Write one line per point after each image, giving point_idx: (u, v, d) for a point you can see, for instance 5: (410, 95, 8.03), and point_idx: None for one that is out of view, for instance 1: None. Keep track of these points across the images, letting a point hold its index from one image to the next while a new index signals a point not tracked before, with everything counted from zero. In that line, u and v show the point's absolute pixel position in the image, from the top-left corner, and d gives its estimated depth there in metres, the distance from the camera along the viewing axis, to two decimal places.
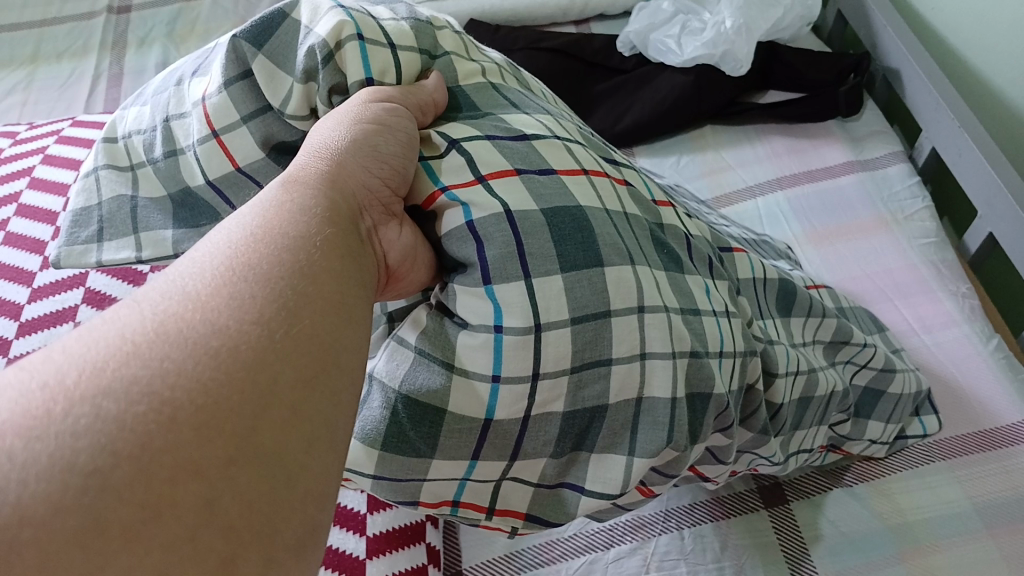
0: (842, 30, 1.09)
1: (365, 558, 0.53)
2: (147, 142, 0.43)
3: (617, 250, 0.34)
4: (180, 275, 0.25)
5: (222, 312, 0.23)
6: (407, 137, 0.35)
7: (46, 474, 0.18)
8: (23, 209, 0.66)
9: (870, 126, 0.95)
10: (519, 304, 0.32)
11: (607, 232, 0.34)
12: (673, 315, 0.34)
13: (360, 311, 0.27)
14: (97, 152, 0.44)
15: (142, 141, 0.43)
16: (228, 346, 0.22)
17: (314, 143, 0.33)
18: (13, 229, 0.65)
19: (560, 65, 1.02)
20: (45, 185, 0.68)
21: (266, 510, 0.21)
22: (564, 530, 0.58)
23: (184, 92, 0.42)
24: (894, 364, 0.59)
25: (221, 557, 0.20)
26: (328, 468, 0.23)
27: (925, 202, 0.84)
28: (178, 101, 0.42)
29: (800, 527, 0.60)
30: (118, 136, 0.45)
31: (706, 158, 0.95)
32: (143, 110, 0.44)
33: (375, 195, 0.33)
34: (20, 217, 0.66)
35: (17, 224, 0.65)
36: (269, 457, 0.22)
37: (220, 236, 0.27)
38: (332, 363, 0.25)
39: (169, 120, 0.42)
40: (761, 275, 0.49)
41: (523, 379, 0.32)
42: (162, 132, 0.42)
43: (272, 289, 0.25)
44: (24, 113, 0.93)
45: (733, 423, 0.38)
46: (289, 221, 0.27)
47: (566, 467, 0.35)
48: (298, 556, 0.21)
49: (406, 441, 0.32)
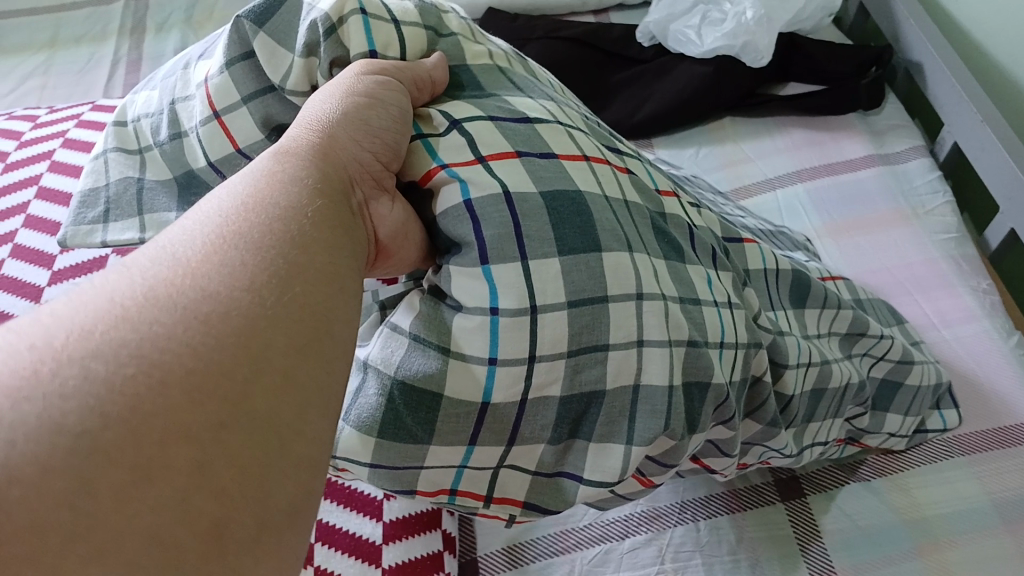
0: (863, 22, 1.08)
1: (381, 543, 0.53)
2: (153, 125, 0.43)
3: (616, 236, 0.34)
4: (169, 242, 0.25)
5: (213, 278, 0.23)
6: (400, 112, 0.35)
7: (34, 434, 0.19)
8: (44, 191, 0.67)
9: (890, 120, 0.94)
10: (514, 285, 0.32)
11: (605, 218, 0.34)
12: (670, 304, 0.34)
13: (351, 282, 0.27)
14: (108, 135, 0.44)
15: (150, 124, 0.44)
16: (219, 311, 0.23)
17: (306, 117, 0.33)
18: (33, 212, 0.66)
19: (579, 55, 1.02)
20: (63, 169, 0.69)
21: (259, 470, 0.21)
22: (579, 520, 0.59)
23: (190, 75, 0.43)
24: (911, 355, 0.59)
25: (213, 520, 0.20)
26: (321, 434, 0.24)
27: (946, 196, 0.83)
28: (184, 84, 0.43)
29: (817, 521, 0.60)
30: (128, 120, 0.45)
31: (726, 150, 0.94)
32: (156, 92, 0.45)
33: (367, 170, 0.33)
34: (40, 200, 0.67)
35: (38, 207, 0.66)
36: (258, 422, 0.22)
37: (211, 205, 0.27)
38: (326, 332, 0.25)
39: (175, 103, 0.42)
40: (772, 266, 0.48)
41: (520, 360, 0.32)
42: (169, 115, 0.42)
43: (264, 257, 0.25)
44: (42, 98, 0.94)
45: (734, 415, 0.37)
46: (281, 193, 0.28)
47: (563, 454, 0.35)
48: (291, 523, 0.22)
49: (403, 427, 0.32)
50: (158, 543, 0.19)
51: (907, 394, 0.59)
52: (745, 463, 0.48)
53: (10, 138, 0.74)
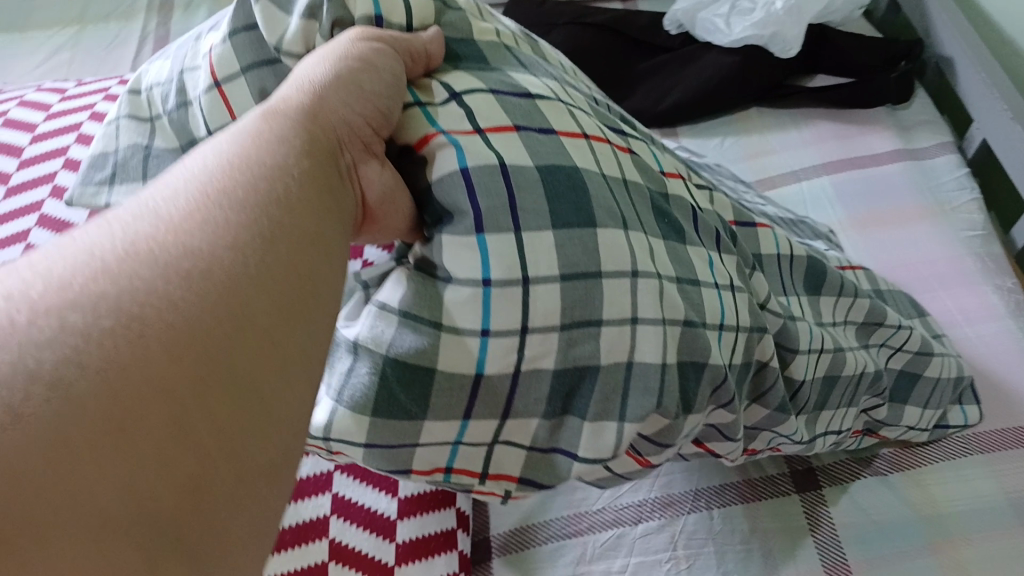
0: (895, 15, 1.06)
1: (396, 518, 0.54)
2: (163, 94, 0.44)
3: (611, 213, 0.34)
4: (153, 198, 0.25)
5: (196, 235, 0.24)
6: (394, 78, 0.34)
7: (9, 381, 0.19)
8: (72, 162, 0.69)
9: (919, 115, 0.92)
10: (507, 256, 0.32)
11: (602, 195, 0.34)
12: (665, 283, 0.35)
13: (336, 244, 0.28)
14: (122, 102, 0.46)
15: (160, 93, 0.44)
16: (200, 268, 0.23)
17: (300, 76, 0.33)
18: (60, 182, 0.67)
19: (604, 42, 1.01)
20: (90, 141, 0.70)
21: (233, 425, 0.22)
22: (593, 503, 0.59)
23: (200, 46, 0.43)
24: (932, 346, 0.58)
25: (188, 471, 0.21)
26: (296, 389, 0.25)
27: (973, 193, 0.82)
28: (193, 55, 0.43)
29: (833, 515, 0.60)
30: (143, 88, 0.46)
31: (751, 141, 0.94)
32: (167, 61, 0.45)
33: (359, 133, 0.33)
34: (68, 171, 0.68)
35: (66, 177, 0.67)
36: (234, 377, 0.23)
37: (197, 162, 0.27)
38: (305, 291, 0.26)
39: (183, 73, 0.43)
40: (786, 252, 0.48)
41: (512, 331, 0.32)
42: (177, 84, 0.43)
43: (247, 216, 0.25)
44: (70, 73, 0.95)
45: (735, 397, 0.37)
46: (269, 153, 0.28)
47: (555, 430, 0.35)
48: (266, 475, 0.23)
49: (398, 404, 0.33)
50: (131, 495, 0.20)
51: (927, 385, 0.59)
52: (755, 449, 0.48)
53: (38, 110, 0.75)
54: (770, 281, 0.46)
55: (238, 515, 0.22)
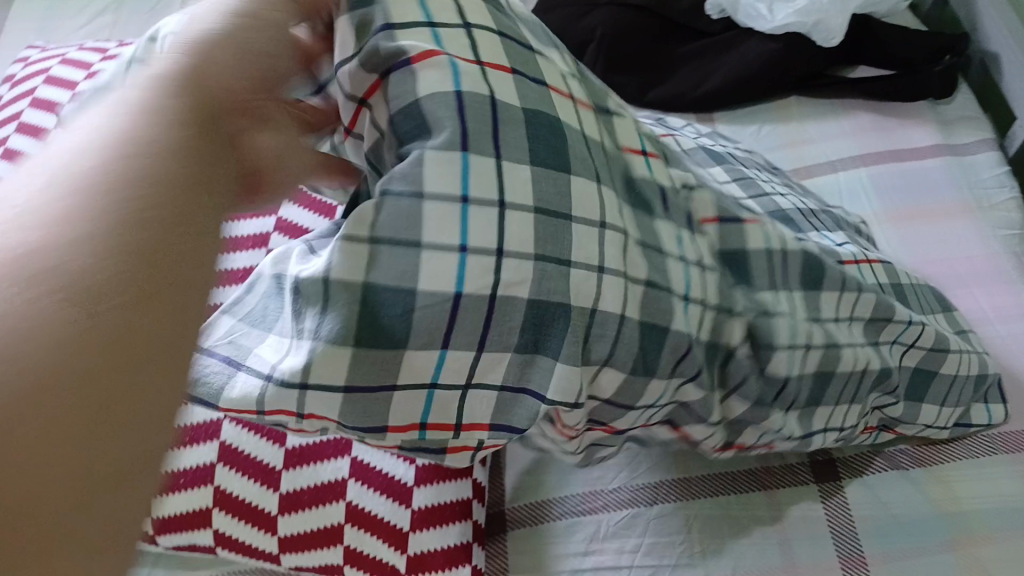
0: (942, 7, 1.04)
1: (413, 485, 0.55)
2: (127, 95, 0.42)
3: (585, 166, 0.36)
4: (20, 200, 0.30)
5: (57, 238, 0.28)
6: (275, 34, 0.39)
7: None
8: None
9: (961, 111, 0.91)
10: (486, 176, 0.33)
11: (576, 147, 0.36)
12: (628, 240, 0.37)
13: (205, 220, 0.33)
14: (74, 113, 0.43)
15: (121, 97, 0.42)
16: (66, 269, 0.28)
17: (154, 64, 0.37)
18: None
19: (644, 24, 1.00)
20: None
21: (94, 406, 0.27)
22: (610, 481, 0.59)
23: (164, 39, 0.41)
24: (948, 341, 0.56)
25: (45, 444, 0.26)
26: (166, 350, 0.30)
27: (1012, 191, 0.81)
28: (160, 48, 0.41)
29: (852, 508, 0.60)
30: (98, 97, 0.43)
31: (788, 128, 0.93)
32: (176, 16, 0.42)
33: (233, 104, 0.37)
34: None
35: None
36: (96, 363, 0.27)
37: (54, 163, 0.32)
38: (168, 263, 0.31)
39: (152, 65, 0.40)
40: (778, 244, 0.43)
41: (490, 250, 0.33)
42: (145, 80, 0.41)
43: (107, 210, 0.30)
44: (114, 34, 0.96)
45: (700, 370, 0.40)
46: (141, 154, 0.33)
47: (524, 370, 0.35)
48: (135, 439, 0.28)
49: (379, 328, 0.33)
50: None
51: (945, 382, 0.57)
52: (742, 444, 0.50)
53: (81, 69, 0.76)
54: (760, 274, 0.43)
55: (119, 489, 0.27)
